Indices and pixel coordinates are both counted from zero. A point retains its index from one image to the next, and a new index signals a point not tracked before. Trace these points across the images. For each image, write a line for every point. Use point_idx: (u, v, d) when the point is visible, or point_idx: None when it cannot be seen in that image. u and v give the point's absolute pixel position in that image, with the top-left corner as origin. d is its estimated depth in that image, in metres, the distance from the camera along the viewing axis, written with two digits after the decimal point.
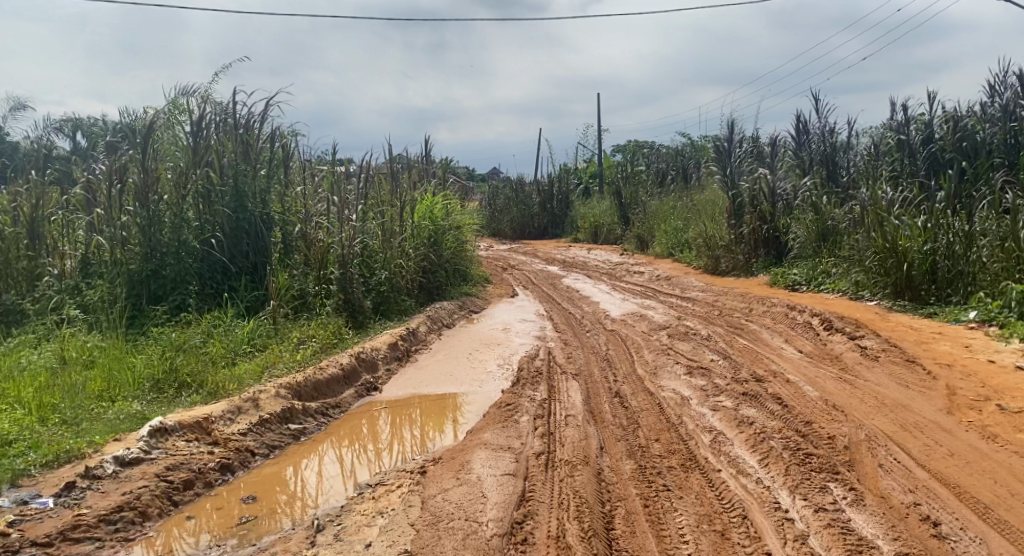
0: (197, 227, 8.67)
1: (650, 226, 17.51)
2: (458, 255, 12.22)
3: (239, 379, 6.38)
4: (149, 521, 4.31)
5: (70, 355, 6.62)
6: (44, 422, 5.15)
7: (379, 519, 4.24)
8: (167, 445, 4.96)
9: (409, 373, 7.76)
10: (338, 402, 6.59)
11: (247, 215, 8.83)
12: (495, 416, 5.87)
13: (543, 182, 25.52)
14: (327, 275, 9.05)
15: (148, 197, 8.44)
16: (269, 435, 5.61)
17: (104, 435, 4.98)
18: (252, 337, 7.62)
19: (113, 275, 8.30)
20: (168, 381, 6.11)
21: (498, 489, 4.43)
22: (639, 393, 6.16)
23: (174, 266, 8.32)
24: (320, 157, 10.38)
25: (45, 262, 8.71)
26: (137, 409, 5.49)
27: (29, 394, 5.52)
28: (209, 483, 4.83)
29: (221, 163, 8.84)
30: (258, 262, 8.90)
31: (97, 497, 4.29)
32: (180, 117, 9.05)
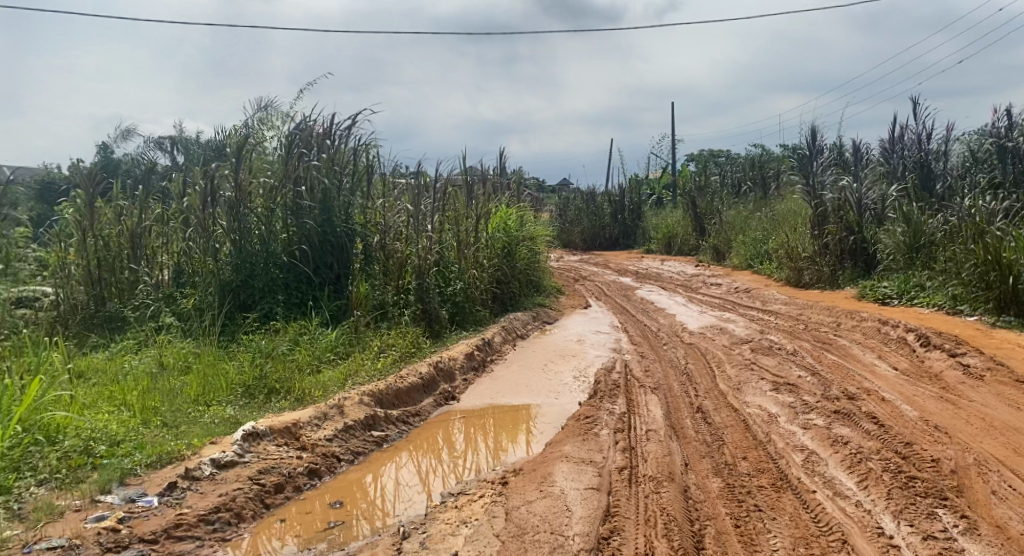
0: (285, 239, 8.98)
1: (727, 237, 17.15)
2: (530, 267, 12.23)
3: (324, 385, 6.58)
4: (243, 523, 4.46)
5: (168, 360, 6.94)
6: (147, 424, 5.40)
7: (463, 529, 4.28)
8: (259, 450, 5.14)
9: (485, 384, 7.79)
10: (418, 410, 6.69)
11: (333, 229, 9.10)
12: (575, 429, 5.84)
13: (614, 192, 25.35)
14: (405, 284, 9.25)
15: (240, 210, 8.83)
16: (354, 441, 5.74)
17: (201, 437, 5.22)
18: (336, 346, 7.81)
19: (206, 285, 8.68)
20: (258, 387, 6.34)
21: (583, 503, 4.39)
22: (722, 409, 6.01)
23: (262, 276, 8.63)
24: (398, 169, 10.58)
25: (143, 272, 9.18)
26: (230, 413, 5.73)
27: (133, 397, 5.82)
28: (298, 488, 4.97)
29: (310, 180, 9.15)
30: (341, 273, 9.16)
31: (196, 498, 4.47)
32: (278, 136, 9.49)
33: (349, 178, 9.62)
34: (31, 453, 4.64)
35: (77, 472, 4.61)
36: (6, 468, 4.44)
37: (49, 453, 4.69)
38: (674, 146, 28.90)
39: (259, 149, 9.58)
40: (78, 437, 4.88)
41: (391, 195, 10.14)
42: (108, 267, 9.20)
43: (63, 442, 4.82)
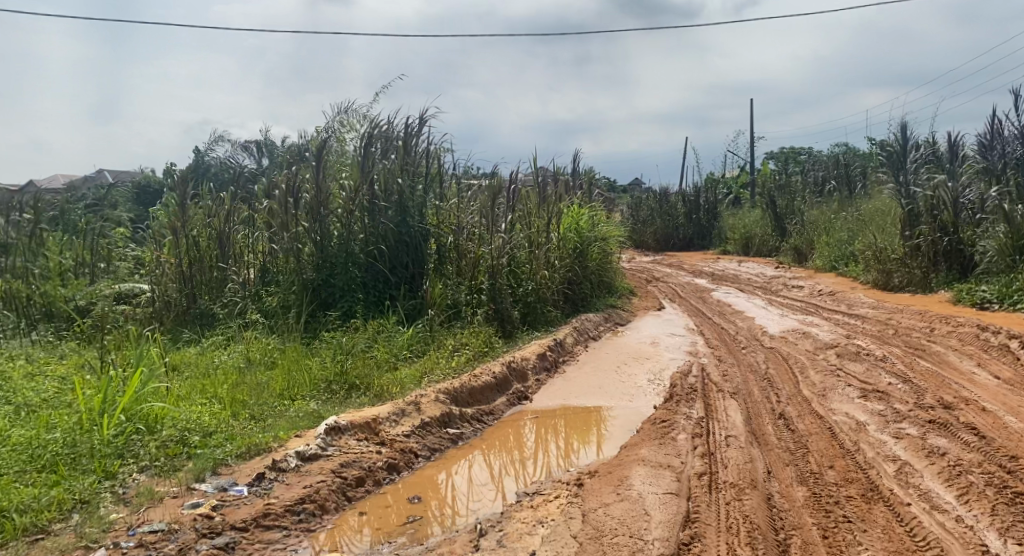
0: (363, 239, 9.21)
1: (809, 238, 16.60)
2: (602, 268, 12.14)
3: (401, 382, 6.72)
4: (327, 514, 4.59)
5: (254, 356, 7.21)
6: (236, 417, 5.63)
7: (541, 528, 4.28)
8: (340, 444, 5.28)
9: (558, 384, 7.78)
10: (491, 409, 6.73)
11: (409, 229, 9.26)
12: (651, 432, 5.76)
13: (689, 192, 24.90)
14: (477, 284, 9.32)
15: (320, 210, 9.13)
16: (430, 438, 5.82)
17: (287, 431, 5.41)
18: (411, 344, 7.94)
19: (288, 284, 8.98)
20: (339, 383, 6.52)
21: (662, 508, 4.32)
22: (807, 416, 5.81)
23: (342, 275, 8.88)
24: (471, 170, 10.68)
25: (231, 271, 9.58)
26: (313, 408, 5.92)
27: (224, 390, 6.07)
28: (378, 482, 5.08)
29: (386, 181, 9.32)
30: (416, 273, 9.26)
31: (283, 489, 4.63)
32: (355, 138, 9.73)
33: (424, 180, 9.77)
34: (133, 441, 4.90)
35: (174, 460, 4.84)
36: (111, 454, 4.69)
37: (149, 442, 4.93)
38: (751, 145, 28.19)
39: (338, 151, 9.85)
40: (174, 427, 5.12)
41: (466, 196, 10.22)
42: (198, 266, 9.62)
43: (161, 432, 5.06)
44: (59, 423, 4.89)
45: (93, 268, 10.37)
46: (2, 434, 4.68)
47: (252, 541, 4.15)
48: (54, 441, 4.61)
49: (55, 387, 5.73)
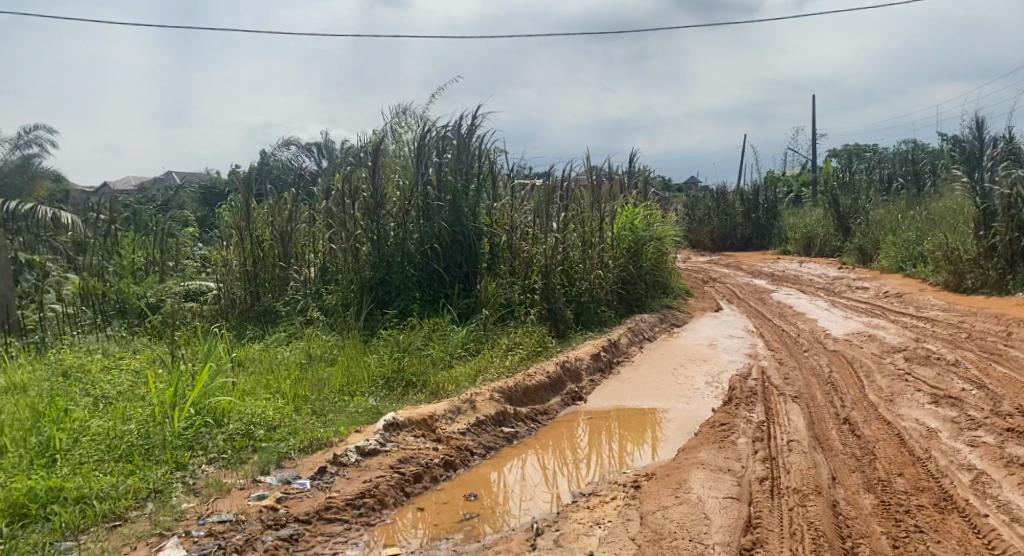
0: (418, 239, 9.30)
1: (874, 238, 16.08)
2: (658, 268, 12.00)
3: (456, 380, 6.78)
4: (386, 509, 4.65)
5: (315, 352, 7.36)
6: (299, 412, 5.76)
7: (598, 529, 4.26)
8: (398, 440, 5.34)
9: (613, 385, 7.72)
10: (545, 409, 6.72)
11: (463, 229, 9.32)
12: (710, 435, 5.66)
13: (747, 191, 24.41)
14: (531, 283, 9.33)
15: (378, 216, 9.19)
16: (485, 436, 5.85)
17: (347, 426, 5.52)
18: (466, 343, 7.99)
19: (346, 284, 9.07)
20: (396, 380, 6.61)
21: (722, 512, 4.25)
22: (874, 422, 5.63)
23: (398, 274, 9.00)
24: (524, 170, 10.68)
25: (293, 270, 9.82)
26: (371, 404, 6.03)
27: (286, 385, 6.22)
28: (434, 478, 5.13)
29: (440, 181, 9.43)
30: (470, 272, 9.38)
31: (343, 483, 4.71)
32: (410, 138, 9.85)
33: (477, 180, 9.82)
34: (202, 433, 5.06)
35: (240, 453, 4.98)
36: (182, 446, 4.86)
37: (217, 434, 5.09)
38: (813, 143, 27.46)
39: (394, 152, 9.96)
40: (241, 421, 5.27)
41: (520, 195, 10.24)
42: (262, 265, 9.87)
43: (228, 425, 5.22)
44: (133, 415, 5.09)
45: (162, 266, 10.75)
46: (82, 424, 4.89)
47: (315, 533, 4.23)
48: (130, 432, 4.79)
49: (129, 380, 5.96)
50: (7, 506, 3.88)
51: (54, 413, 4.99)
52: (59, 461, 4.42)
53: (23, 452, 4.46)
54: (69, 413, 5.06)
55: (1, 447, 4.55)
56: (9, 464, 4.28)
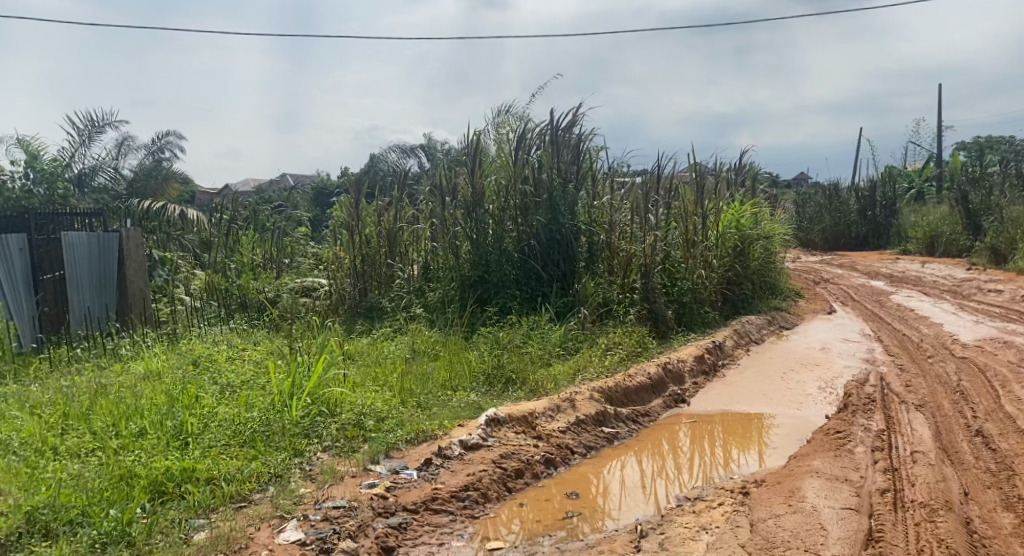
0: (515, 237, 9.36)
1: (1009, 237, 14.89)
2: (767, 267, 11.55)
3: (555, 378, 6.80)
4: (489, 503, 4.70)
5: (419, 347, 7.54)
6: (405, 404, 5.91)
7: (704, 535, 4.15)
8: (499, 435, 5.40)
9: (717, 388, 7.51)
10: (647, 410, 6.61)
11: (560, 227, 9.25)
12: (824, 443, 5.40)
13: (864, 187, 23.15)
14: (630, 283, 9.22)
15: (476, 210, 9.40)
16: (585, 435, 5.81)
17: (450, 420, 5.63)
18: (565, 341, 7.95)
19: (448, 280, 9.34)
20: (497, 376, 6.67)
21: (841, 523, 4.04)
22: (1010, 435, 5.22)
23: (497, 272, 9.07)
24: (621, 167, 10.56)
25: (397, 267, 10.12)
26: (473, 399, 6.13)
27: (393, 378, 6.40)
28: (536, 475, 5.14)
29: (537, 179, 9.48)
30: (567, 270, 9.27)
31: (448, 475, 4.80)
32: (508, 136, 9.92)
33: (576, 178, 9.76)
34: (317, 422, 5.29)
35: (351, 442, 5.17)
36: (299, 433, 5.10)
37: (330, 424, 5.30)
38: (940, 135, 25.73)
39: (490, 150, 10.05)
40: (352, 411, 5.48)
41: (619, 194, 10.13)
42: (370, 262, 10.19)
43: (341, 415, 5.43)
44: (256, 403, 5.36)
45: (279, 263, 11.31)
46: (211, 410, 5.20)
47: (421, 523, 4.33)
48: (252, 419, 5.06)
49: (251, 370, 6.30)
50: (147, 483, 4.12)
51: (186, 399, 5.33)
52: (191, 444, 4.71)
53: (160, 434, 4.78)
54: (200, 400, 5.39)
55: (142, 428, 4.88)
56: (149, 444, 4.60)
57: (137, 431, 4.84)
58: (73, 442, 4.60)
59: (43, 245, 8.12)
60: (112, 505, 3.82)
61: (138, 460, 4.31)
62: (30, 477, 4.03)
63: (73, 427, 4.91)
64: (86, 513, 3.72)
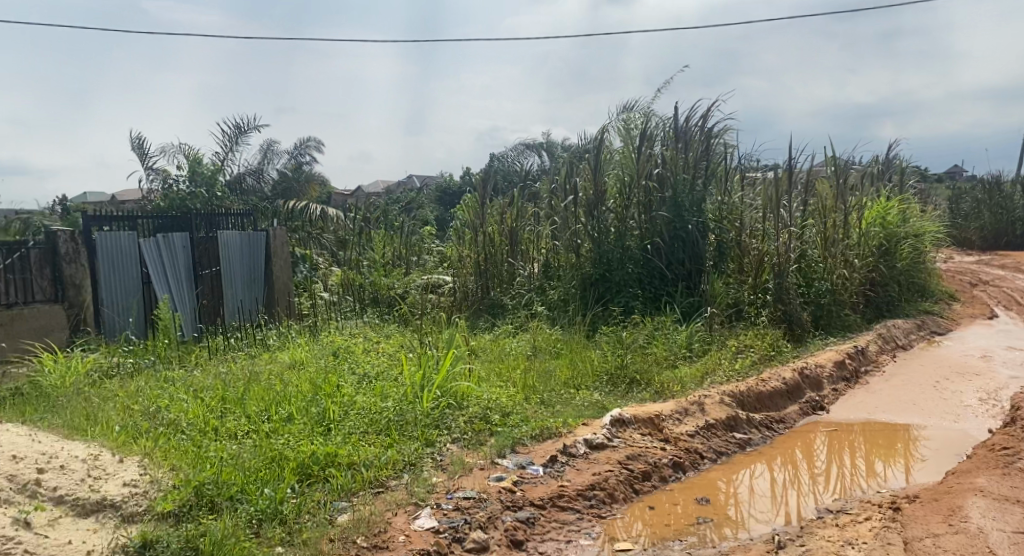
0: (640, 234, 9.18)
1: None
2: (915, 268, 10.72)
3: (681, 380, 6.63)
4: (616, 503, 4.62)
5: (541, 344, 7.55)
6: (529, 401, 5.95)
7: (851, 550, 3.90)
8: (625, 436, 5.32)
9: (860, 396, 7.04)
10: (782, 417, 6.30)
11: (685, 224, 8.97)
12: (987, 460, 4.94)
13: None
14: (762, 283, 8.81)
15: (598, 208, 9.30)
16: (715, 440, 5.61)
17: (575, 418, 5.62)
18: (692, 342, 7.71)
19: (570, 277, 9.27)
20: (621, 376, 6.58)
21: (1013, 549, 3.69)
22: None
23: (620, 270, 8.92)
24: (753, 163, 10.14)
25: (518, 265, 10.21)
26: (597, 398, 6.08)
27: (517, 375, 6.45)
28: (664, 478, 5.01)
29: (660, 174, 9.22)
30: (693, 269, 8.99)
31: (574, 473, 4.76)
32: (633, 132, 9.74)
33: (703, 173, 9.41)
34: (446, 414, 5.43)
35: (479, 435, 5.25)
36: (430, 424, 5.25)
37: (459, 416, 5.42)
38: None
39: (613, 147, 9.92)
40: (479, 405, 5.58)
41: (748, 191, 9.75)
42: (491, 261, 10.29)
43: (468, 408, 5.54)
44: (390, 394, 5.58)
45: (407, 261, 11.70)
46: (350, 398, 5.46)
47: (549, 519, 4.31)
48: (387, 409, 5.27)
49: (384, 362, 6.56)
50: (295, 465, 4.38)
51: (328, 388, 5.62)
52: (333, 430, 4.95)
53: (306, 420, 5.06)
54: (340, 388, 5.67)
55: (290, 413, 5.19)
56: (297, 429, 4.88)
57: (286, 416, 5.16)
58: (230, 424, 4.95)
59: (203, 243, 8.79)
60: (266, 485, 4.07)
61: (287, 444, 4.58)
62: (195, 455, 4.37)
63: (230, 410, 5.28)
64: (244, 490, 3.97)
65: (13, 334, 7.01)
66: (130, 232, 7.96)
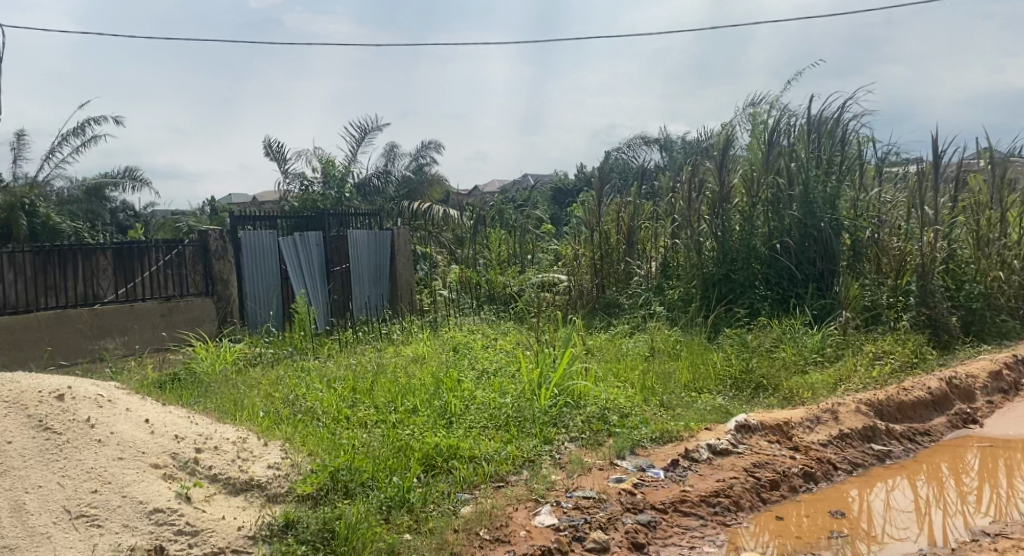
0: (766, 233, 8.84)
1: None
2: None
3: (811, 386, 6.34)
4: (741, 511, 4.48)
5: (660, 345, 7.42)
6: (648, 402, 5.89)
7: None
8: (751, 442, 5.16)
9: (1019, 410, 6.46)
10: (927, 429, 5.90)
11: (817, 222, 8.52)
12: None
13: None
14: (904, 286, 8.26)
15: (722, 206, 9.05)
16: (851, 450, 5.33)
17: (697, 422, 5.51)
18: (824, 347, 7.35)
19: (691, 277, 9.04)
20: (746, 381, 6.39)
21: None
22: None
23: (744, 270, 8.63)
24: (894, 158, 9.54)
25: (636, 264, 10.09)
26: (720, 402, 5.93)
27: (635, 376, 6.38)
28: (794, 488, 4.80)
29: (790, 170, 8.84)
30: (825, 269, 8.56)
31: (697, 479, 4.66)
32: (760, 128, 9.41)
33: (838, 169, 8.97)
34: (564, 412, 5.46)
35: (598, 435, 5.25)
36: (549, 422, 5.30)
37: (577, 415, 5.44)
38: None
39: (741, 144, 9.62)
40: (597, 405, 5.59)
41: (888, 191, 9.21)
42: (608, 260, 10.24)
43: (586, 407, 5.56)
44: (508, 390, 5.70)
45: (522, 260, 11.82)
46: (470, 393, 5.61)
47: (671, 524, 4.23)
48: (506, 405, 5.39)
49: (501, 359, 6.67)
50: (420, 455, 4.54)
51: (450, 382, 5.80)
52: (455, 423, 5.10)
53: (429, 412, 5.24)
54: (461, 383, 5.83)
55: (415, 405, 5.39)
56: (421, 421, 5.06)
57: (411, 408, 5.36)
58: (361, 414, 5.21)
59: (334, 242, 9.28)
60: (394, 473, 4.26)
61: (413, 435, 4.77)
62: (330, 442, 4.63)
63: (360, 400, 5.56)
64: (375, 477, 4.18)
65: (172, 323, 7.66)
66: (271, 231, 8.51)
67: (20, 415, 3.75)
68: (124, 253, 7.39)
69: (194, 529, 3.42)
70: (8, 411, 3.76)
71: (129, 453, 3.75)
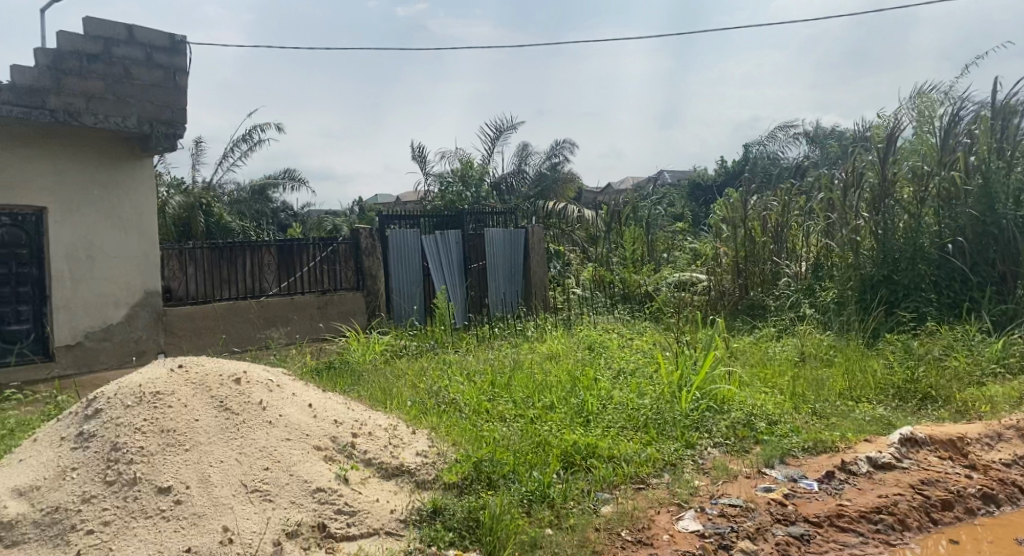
0: (936, 233, 8.14)
1: None
2: None
3: (989, 400, 5.80)
4: (908, 532, 4.08)
5: (810, 350, 7.03)
6: (798, 410, 5.63)
7: None
8: (919, 458, 4.82)
9: None
10: None
11: (998, 219, 7.78)
12: None
13: None
14: None
15: (883, 202, 8.46)
16: None
17: (854, 433, 5.20)
18: (1004, 358, 6.69)
19: (846, 279, 8.48)
20: (910, 391, 5.97)
21: None
22: None
23: (908, 271, 7.97)
24: None
25: (784, 263, 9.65)
26: (882, 413, 5.54)
27: (784, 381, 6.11)
28: (970, 510, 4.35)
29: (967, 163, 8.15)
30: (1007, 271, 7.80)
31: (855, 493, 4.38)
32: (928, 119, 8.73)
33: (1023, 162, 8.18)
34: (706, 416, 5.31)
35: (743, 442, 5.08)
36: (691, 426, 5.17)
37: (721, 420, 5.28)
38: None
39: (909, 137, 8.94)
40: (742, 410, 5.39)
41: None
42: (753, 260, 9.83)
43: (730, 412, 5.38)
44: (647, 391, 5.63)
45: (659, 259, 11.61)
46: (607, 392, 5.58)
47: (826, 539, 3.92)
48: (645, 406, 5.31)
49: (640, 359, 6.59)
50: (559, 452, 4.57)
51: (586, 380, 5.79)
52: (592, 422, 5.08)
53: (567, 410, 5.26)
54: (597, 382, 5.81)
55: (552, 402, 5.43)
56: (559, 418, 5.09)
57: (548, 404, 5.40)
58: (500, 408, 5.31)
59: (472, 239, 9.51)
60: (534, 468, 4.32)
61: (551, 431, 4.81)
62: (472, 433, 4.77)
63: (499, 394, 5.67)
64: (516, 471, 4.25)
65: (327, 315, 8.17)
66: (414, 229, 8.84)
67: (204, 395, 4.11)
68: (286, 250, 7.94)
69: (352, 510, 3.64)
70: (194, 391, 4.12)
71: (296, 434, 4.04)
